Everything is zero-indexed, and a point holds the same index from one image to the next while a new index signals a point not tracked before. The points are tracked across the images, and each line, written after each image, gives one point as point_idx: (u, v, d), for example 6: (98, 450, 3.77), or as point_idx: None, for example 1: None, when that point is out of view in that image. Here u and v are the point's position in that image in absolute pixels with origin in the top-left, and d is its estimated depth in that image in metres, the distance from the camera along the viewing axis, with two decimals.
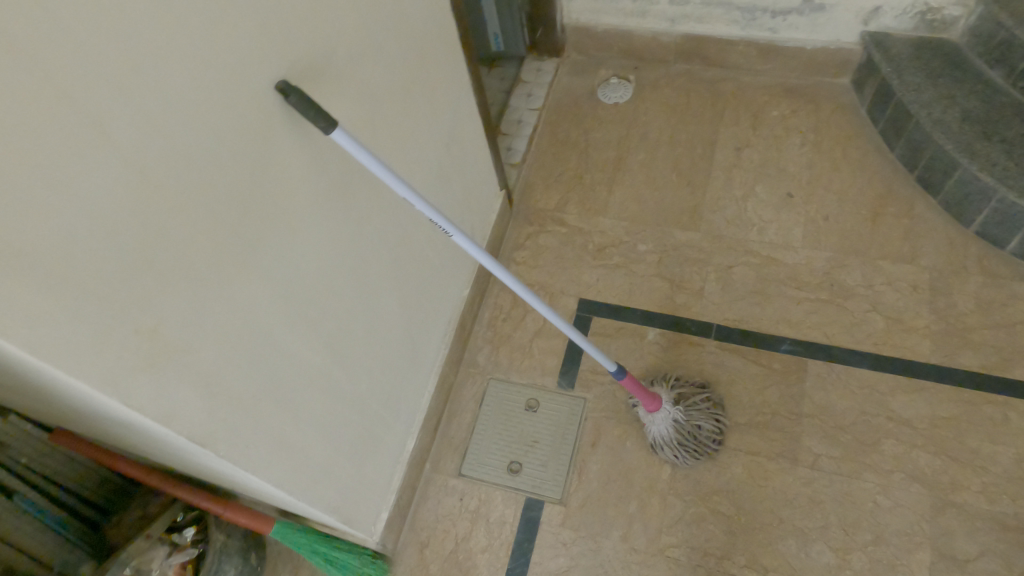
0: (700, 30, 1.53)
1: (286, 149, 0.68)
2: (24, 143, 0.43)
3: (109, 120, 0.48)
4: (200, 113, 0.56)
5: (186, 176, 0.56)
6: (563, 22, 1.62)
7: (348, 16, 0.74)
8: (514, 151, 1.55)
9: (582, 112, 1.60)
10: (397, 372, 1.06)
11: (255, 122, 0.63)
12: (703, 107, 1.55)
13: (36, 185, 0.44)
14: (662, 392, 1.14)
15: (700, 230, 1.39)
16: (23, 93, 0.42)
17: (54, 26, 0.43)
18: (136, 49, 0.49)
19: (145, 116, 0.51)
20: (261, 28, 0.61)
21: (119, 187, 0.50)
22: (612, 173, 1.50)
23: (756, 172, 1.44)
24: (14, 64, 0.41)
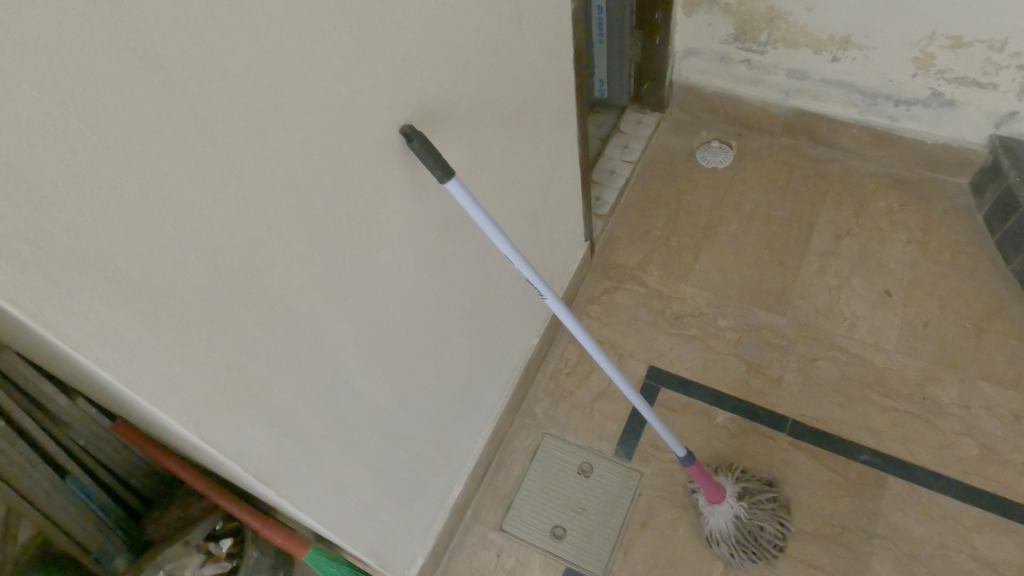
0: (814, 107, 1.48)
1: (394, 193, 0.66)
2: (159, 176, 0.40)
3: (241, 154, 0.46)
4: (326, 151, 0.54)
5: (301, 213, 0.54)
6: (672, 78, 1.59)
7: (478, 63, 0.73)
8: (603, 202, 1.50)
9: (677, 172, 1.56)
10: (457, 418, 1.02)
11: (373, 163, 0.60)
12: (805, 186, 1.49)
13: (164, 218, 0.42)
14: (726, 485, 1.09)
15: (786, 315, 1.32)
16: (169, 127, 0.40)
17: (211, 60, 0.41)
18: (279, 83, 0.46)
19: (275, 151, 0.49)
20: (396, 71, 0.59)
21: (237, 221, 0.48)
22: (700, 241, 1.45)
23: (854, 263, 1.37)
24: (166, 97, 0.39)
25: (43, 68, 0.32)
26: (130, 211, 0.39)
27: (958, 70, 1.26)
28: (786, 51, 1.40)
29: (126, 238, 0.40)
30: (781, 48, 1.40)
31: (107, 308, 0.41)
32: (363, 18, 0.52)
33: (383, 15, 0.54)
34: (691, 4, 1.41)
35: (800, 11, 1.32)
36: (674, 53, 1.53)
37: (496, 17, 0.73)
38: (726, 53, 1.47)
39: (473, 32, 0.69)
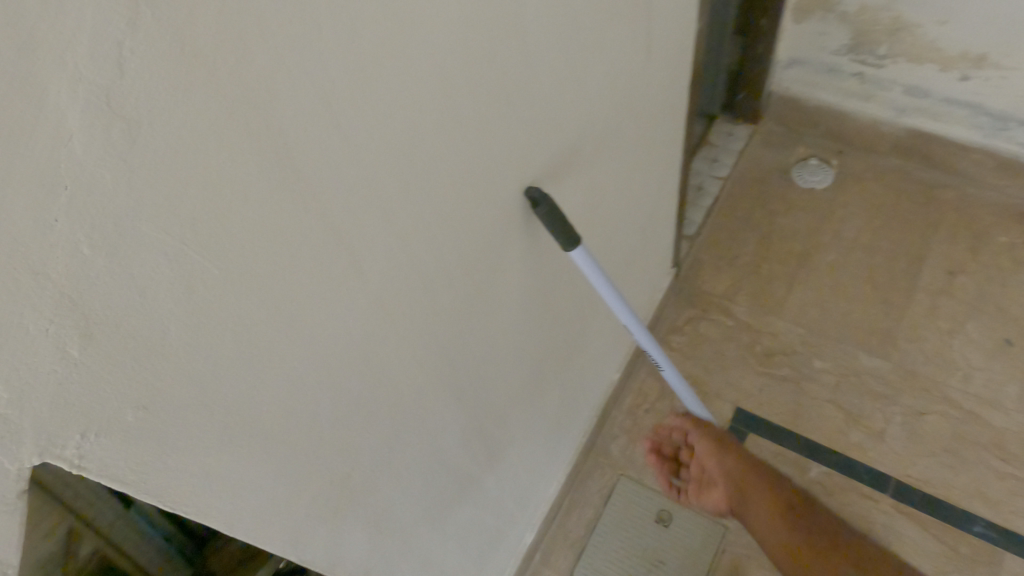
0: (932, 127, 1.34)
1: (509, 260, 0.58)
2: (281, 292, 0.34)
3: (369, 251, 0.39)
4: (447, 236, 0.46)
5: (417, 305, 0.47)
6: (770, 87, 1.47)
7: (604, 103, 0.64)
8: (690, 221, 1.40)
9: (770, 192, 1.45)
10: (536, 467, 0.95)
11: (492, 234, 0.53)
12: (915, 214, 1.36)
13: (281, 338, 0.35)
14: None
15: (891, 359, 1.21)
16: (296, 235, 0.33)
17: (346, 153, 0.34)
18: (414, 167, 0.40)
19: (403, 241, 0.42)
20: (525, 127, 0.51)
21: (351, 332, 0.41)
22: (795, 270, 1.34)
23: (969, 305, 1.25)
24: (296, 204, 0.32)
25: (157, 209, 0.26)
26: (246, 336, 0.33)
27: None
28: (907, 66, 1.27)
29: (238, 368, 0.34)
30: (901, 62, 1.27)
31: (211, 449, 0.35)
32: (503, 83, 0.45)
33: (521, 70, 0.47)
34: (802, 10, 1.29)
35: (930, 23, 1.18)
36: (776, 62, 1.41)
37: (627, 50, 0.63)
38: (836, 64, 1.34)
39: (604, 69, 0.60)
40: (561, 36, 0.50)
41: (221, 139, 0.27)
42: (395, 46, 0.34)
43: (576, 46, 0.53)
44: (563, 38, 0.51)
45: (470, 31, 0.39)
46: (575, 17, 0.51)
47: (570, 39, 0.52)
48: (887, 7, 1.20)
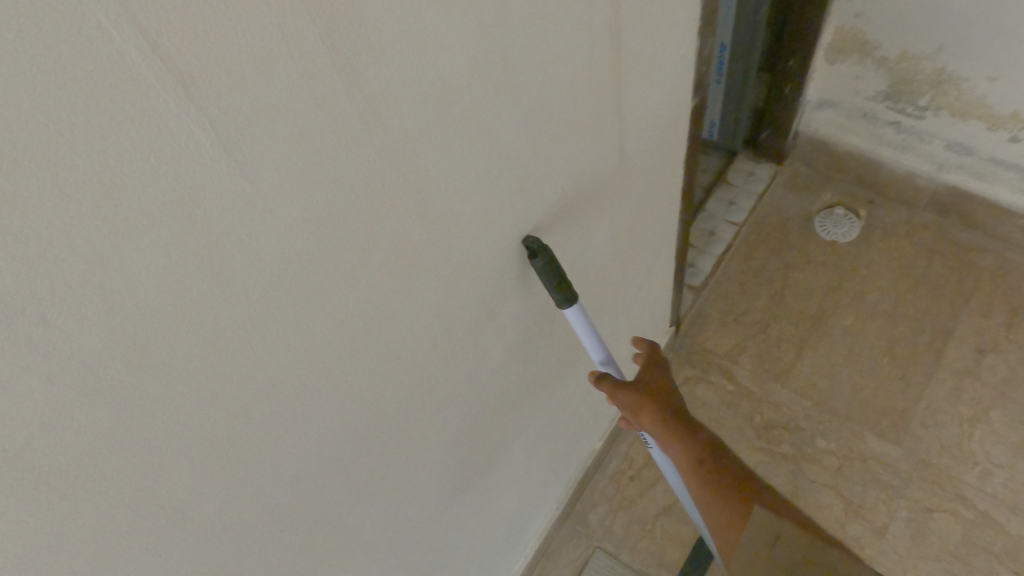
0: (973, 187, 1.21)
1: (416, 384, 0.54)
2: (69, 527, 0.34)
3: (201, 460, 0.38)
4: (310, 407, 0.44)
5: (292, 456, 0.45)
6: (797, 128, 1.35)
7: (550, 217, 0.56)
8: (697, 270, 1.31)
9: (789, 241, 1.34)
10: (487, 546, 0.91)
11: (383, 372, 0.49)
12: (946, 280, 1.24)
13: (78, 559, 0.35)
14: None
15: (902, 445, 1.11)
16: (79, 483, 0.32)
17: (146, 403, 0.33)
18: (255, 374, 0.38)
19: (252, 434, 0.41)
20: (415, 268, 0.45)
21: (216, 492, 0.41)
22: (807, 333, 1.24)
23: (996, 391, 1.14)
24: (72, 463, 0.31)
25: None
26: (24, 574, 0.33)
27: None
28: (949, 120, 1.14)
29: None
30: (943, 116, 1.14)
31: None
32: (381, 258, 0.41)
33: (404, 219, 0.41)
34: (837, 51, 1.17)
35: (980, 78, 1.05)
36: (805, 102, 1.29)
37: (581, 156, 0.55)
38: (871, 111, 1.22)
39: (545, 187, 0.52)
40: (468, 173, 0.43)
41: (23, 388, 0.27)
42: (186, 295, 0.31)
43: (494, 177, 0.46)
44: (471, 173, 0.43)
45: (319, 241, 0.36)
46: (491, 150, 0.44)
47: (485, 172, 0.44)
48: (932, 56, 1.07)
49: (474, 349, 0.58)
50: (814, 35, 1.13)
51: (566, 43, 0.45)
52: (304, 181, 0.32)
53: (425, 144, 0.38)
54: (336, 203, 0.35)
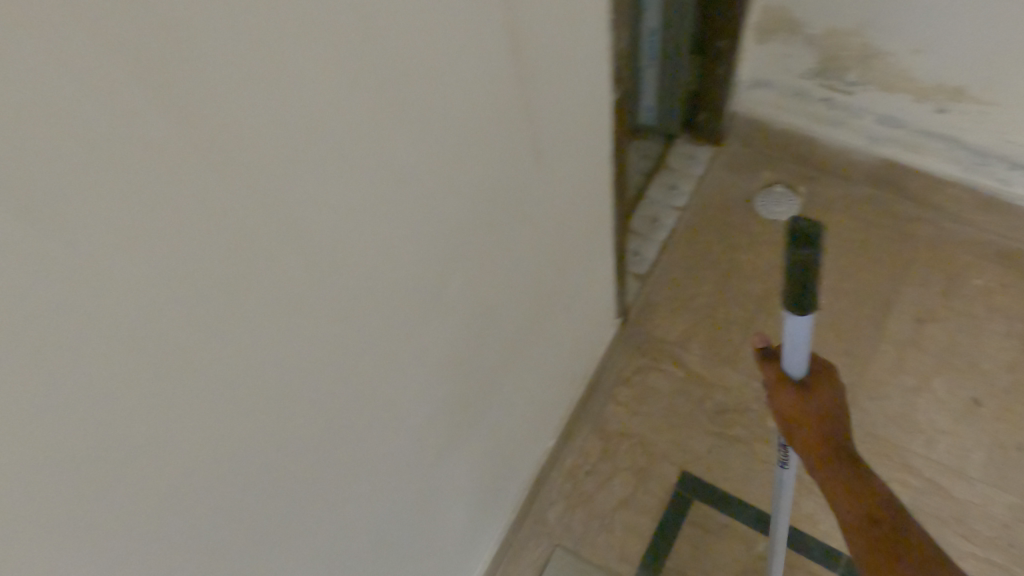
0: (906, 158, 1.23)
1: (340, 401, 0.53)
2: None
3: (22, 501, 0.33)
4: (168, 423, 0.39)
5: (164, 482, 0.40)
6: (732, 109, 1.35)
7: (452, 224, 0.56)
8: (642, 258, 1.30)
9: (732, 223, 1.34)
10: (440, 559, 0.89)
11: (263, 368, 0.44)
12: (886, 252, 1.26)
13: None
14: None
15: (850, 420, 1.13)
16: None
17: None
18: (70, 391, 0.33)
19: (89, 461, 0.35)
20: (314, 283, 0.45)
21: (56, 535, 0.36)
22: (753, 315, 1.24)
23: (938, 359, 1.16)
24: None
25: None
26: None
27: None
28: (877, 94, 1.15)
29: None
30: (872, 91, 1.15)
31: None
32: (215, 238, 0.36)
33: (289, 237, 0.41)
34: (764, 31, 1.16)
35: (903, 51, 1.06)
36: (737, 83, 1.28)
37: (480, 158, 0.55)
38: (802, 89, 1.22)
39: (442, 193, 0.53)
40: (349, 184, 0.43)
41: None
42: None
43: (380, 188, 0.46)
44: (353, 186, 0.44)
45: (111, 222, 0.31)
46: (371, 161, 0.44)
47: (367, 183, 0.45)
48: (855, 32, 1.07)
49: (395, 364, 0.58)
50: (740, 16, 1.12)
51: (434, 50, 0.45)
52: (62, 147, 0.27)
53: (232, 87, 0.33)
54: (122, 172, 0.30)
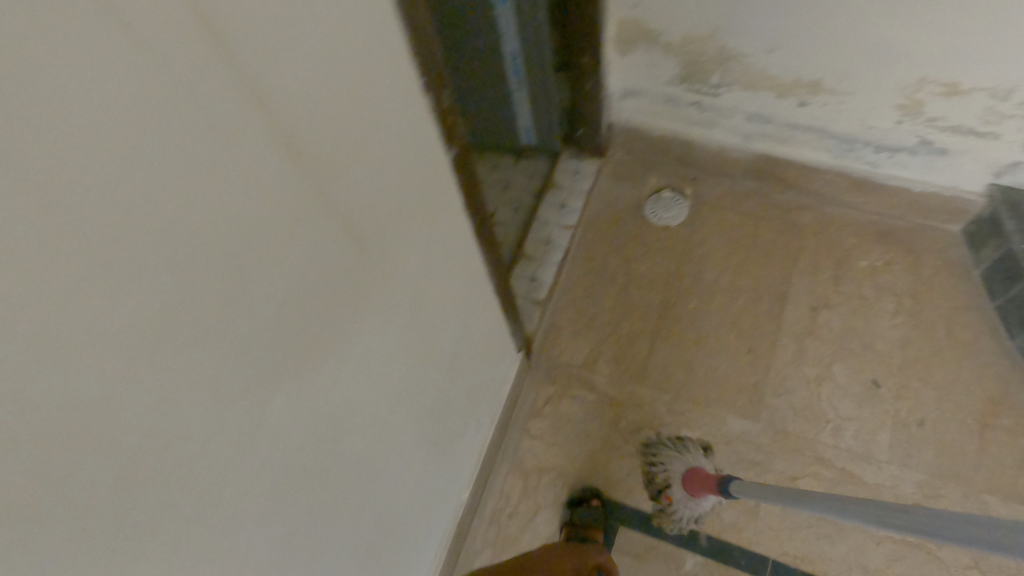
0: (781, 151, 1.24)
1: (174, 528, 0.40)
2: None
3: None
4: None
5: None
6: (609, 120, 1.33)
7: (301, 324, 0.46)
8: (540, 283, 1.27)
9: (624, 235, 1.33)
10: None
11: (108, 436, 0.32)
12: (774, 244, 1.27)
13: None
14: (688, 461, 1.02)
15: (760, 419, 1.13)
16: None
17: None
18: None
19: None
20: (131, 397, 0.33)
21: None
22: (655, 326, 1.24)
23: (836, 345, 1.17)
24: None
25: None
26: None
27: (951, 118, 1.03)
28: (742, 94, 1.15)
29: None
30: (737, 90, 1.15)
31: None
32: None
33: (84, 299, 0.28)
34: (624, 44, 1.15)
35: (758, 52, 1.06)
36: (609, 95, 1.27)
37: (332, 259, 0.47)
38: (672, 94, 1.22)
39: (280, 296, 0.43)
40: (179, 266, 0.33)
41: None
42: None
43: (206, 293, 0.36)
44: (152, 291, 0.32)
45: None
46: (191, 257, 0.34)
47: (188, 290, 0.34)
48: (711, 37, 1.07)
49: (245, 480, 0.46)
50: (596, 33, 1.10)
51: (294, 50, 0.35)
52: None
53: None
54: None
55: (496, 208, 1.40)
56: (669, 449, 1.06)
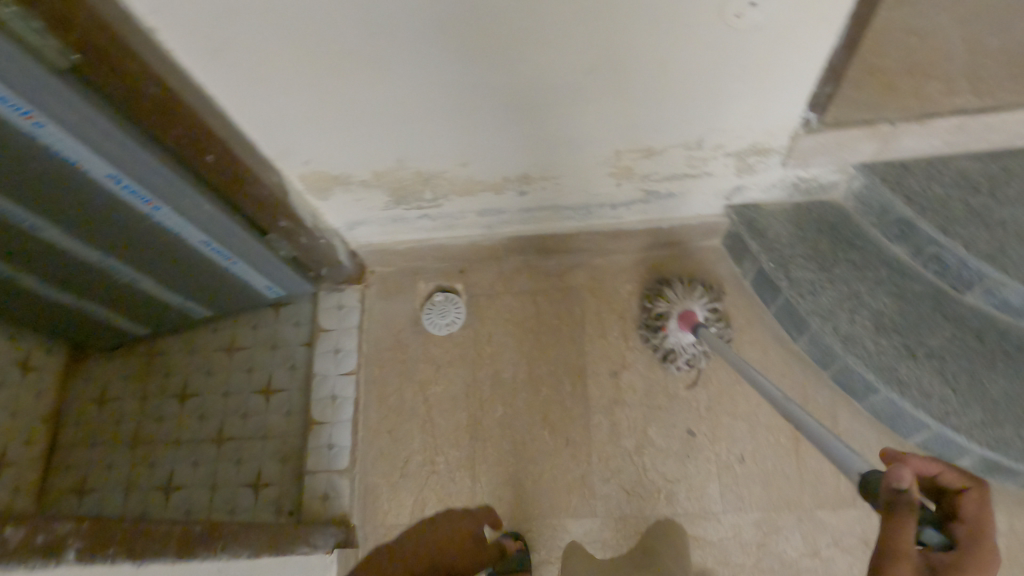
0: (529, 229, 1.18)
1: None
2: None
3: None
4: None
5: None
6: (350, 248, 1.22)
7: None
8: (338, 449, 1.18)
9: (411, 358, 1.24)
10: None
11: None
12: (558, 317, 1.23)
13: None
14: (684, 303, 1.13)
15: (598, 513, 1.10)
16: None
17: None
18: None
19: None
20: None
21: None
22: (471, 449, 1.17)
23: (645, 406, 1.15)
24: None
25: None
26: None
27: (661, 172, 1.00)
28: (462, 199, 1.07)
29: None
30: (453, 198, 1.07)
31: None
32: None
33: None
34: (318, 190, 1.03)
35: (453, 167, 0.99)
36: (334, 231, 1.16)
37: None
38: (394, 216, 1.12)
39: None
40: None
41: None
42: None
43: None
44: None
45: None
46: None
47: None
48: (400, 166, 0.98)
49: None
50: (276, 200, 0.98)
51: None
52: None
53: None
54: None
55: (270, 373, 1.28)
56: (674, 290, 1.15)
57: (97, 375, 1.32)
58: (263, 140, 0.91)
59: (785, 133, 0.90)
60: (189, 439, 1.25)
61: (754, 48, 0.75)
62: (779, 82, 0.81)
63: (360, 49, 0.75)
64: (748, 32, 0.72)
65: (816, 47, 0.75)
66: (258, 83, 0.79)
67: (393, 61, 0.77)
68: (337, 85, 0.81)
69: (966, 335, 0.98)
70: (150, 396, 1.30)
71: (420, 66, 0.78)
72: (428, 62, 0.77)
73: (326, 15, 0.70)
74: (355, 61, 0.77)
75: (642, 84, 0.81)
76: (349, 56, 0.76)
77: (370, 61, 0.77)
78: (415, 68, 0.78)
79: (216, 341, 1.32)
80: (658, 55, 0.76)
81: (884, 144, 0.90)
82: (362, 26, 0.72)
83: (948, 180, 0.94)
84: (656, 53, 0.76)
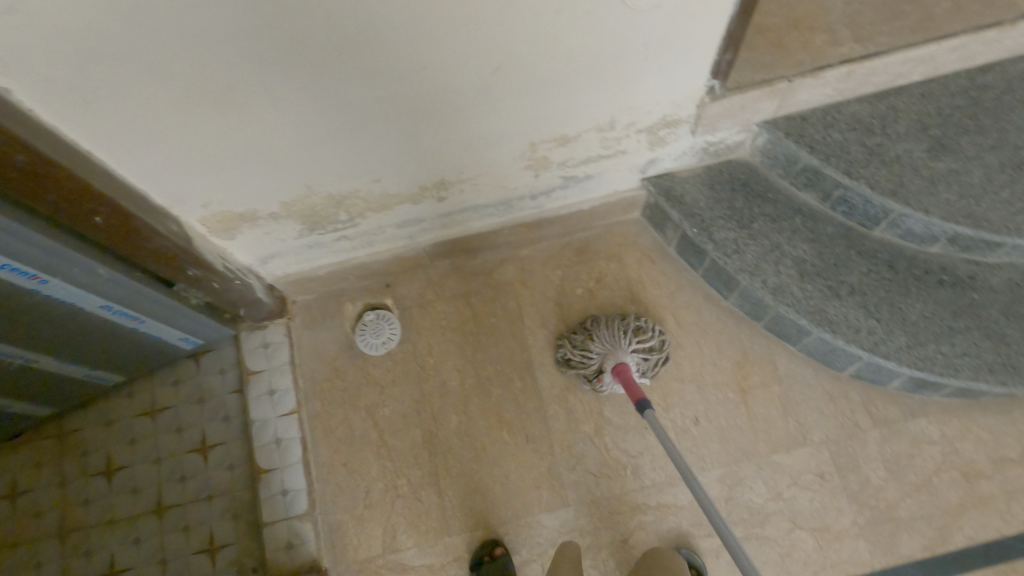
0: (451, 232, 1.15)
1: None
2: None
3: None
4: None
5: None
6: (266, 282, 1.15)
7: None
8: (293, 492, 1.12)
9: (352, 385, 1.20)
10: None
11: None
12: (496, 315, 1.21)
13: None
14: (616, 355, 1.04)
15: (570, 501, 1.10)
16: None
17: None
18: None
19: None
20: None
21: None
22: (432, 465, 1.14)
23: (595, 388, 1.16)
24: None
25: None
26: None
27: (577, 156, 0.99)
28: (379, 215, 1.03)
29: None
30: (370, 215, 1.03)
31: None
32: None
33: None
34: (224, 231, 0.96)
35: (367, 184, 0.94)
36: (247, 268, 1.08)
37: None
38: (308, 242, 1.06)
39: None
40: None
41: None
42: None
43: None
44: None
45: None
46: None
47: None
48: (309, 193, 0.93)
49: None
50: (180, 251, 0.90)
51: None
52: None
53: None
54: None
55: (203, 428, 1.19)
56: (602, 339, 1.07)
57: (3, 470, 1.19)
58: (154, 188, 0.83)
59: (690, 102, 0.91)
60: (125, 515, 1.15)
61: (655, 26, 0.75)
62: (682, 55, 0.81)
63: (250, 75, 0.69)
64: (648, 11, 0.72)
65: (715, 18, 0.76)
66: (140, 129, 0.72)
67: (286, 87, 0.72)
68: (231, 121, 0.75)
69: (879, 266, 1.04)
70: (70, 479, 1.18)
71: (317, 89, 0.73)
72: (324, 83, 0.73)
73: (207, 50, 0.64)
74: (245, 93, 0.71)
75: (551, 75, 0.80)
76: (238, 88, 0.70)
77: (261, 91, 0.72)
78: (312, 91, 0.73)
79: (134, 405, 1.21)
80: (564, 44, 0.75)
81: (782, 100, 0.93)
82: (249, 57, 0.66)
83: (843, 125, 0.99)
84: (561, 43, 0.74)
